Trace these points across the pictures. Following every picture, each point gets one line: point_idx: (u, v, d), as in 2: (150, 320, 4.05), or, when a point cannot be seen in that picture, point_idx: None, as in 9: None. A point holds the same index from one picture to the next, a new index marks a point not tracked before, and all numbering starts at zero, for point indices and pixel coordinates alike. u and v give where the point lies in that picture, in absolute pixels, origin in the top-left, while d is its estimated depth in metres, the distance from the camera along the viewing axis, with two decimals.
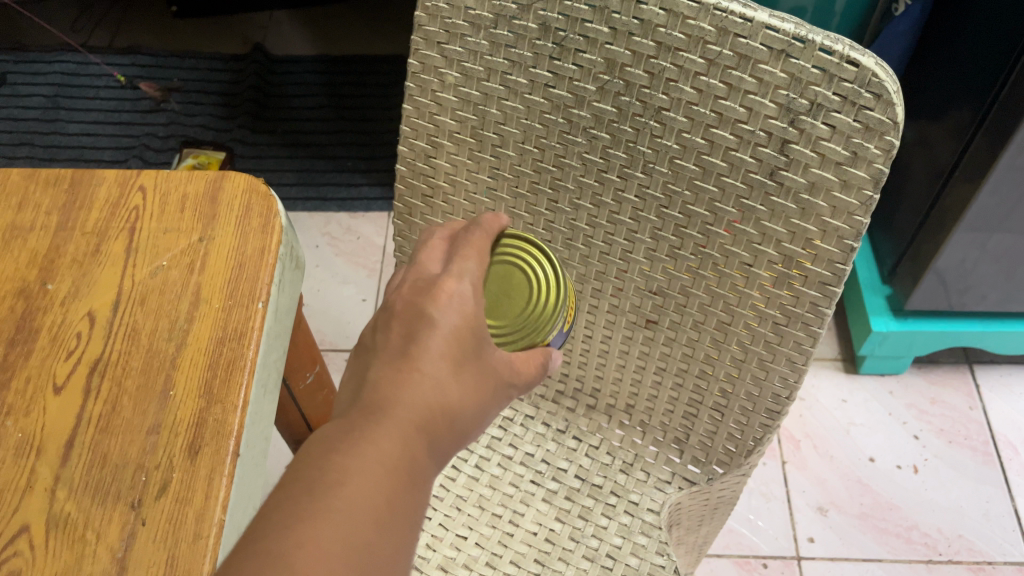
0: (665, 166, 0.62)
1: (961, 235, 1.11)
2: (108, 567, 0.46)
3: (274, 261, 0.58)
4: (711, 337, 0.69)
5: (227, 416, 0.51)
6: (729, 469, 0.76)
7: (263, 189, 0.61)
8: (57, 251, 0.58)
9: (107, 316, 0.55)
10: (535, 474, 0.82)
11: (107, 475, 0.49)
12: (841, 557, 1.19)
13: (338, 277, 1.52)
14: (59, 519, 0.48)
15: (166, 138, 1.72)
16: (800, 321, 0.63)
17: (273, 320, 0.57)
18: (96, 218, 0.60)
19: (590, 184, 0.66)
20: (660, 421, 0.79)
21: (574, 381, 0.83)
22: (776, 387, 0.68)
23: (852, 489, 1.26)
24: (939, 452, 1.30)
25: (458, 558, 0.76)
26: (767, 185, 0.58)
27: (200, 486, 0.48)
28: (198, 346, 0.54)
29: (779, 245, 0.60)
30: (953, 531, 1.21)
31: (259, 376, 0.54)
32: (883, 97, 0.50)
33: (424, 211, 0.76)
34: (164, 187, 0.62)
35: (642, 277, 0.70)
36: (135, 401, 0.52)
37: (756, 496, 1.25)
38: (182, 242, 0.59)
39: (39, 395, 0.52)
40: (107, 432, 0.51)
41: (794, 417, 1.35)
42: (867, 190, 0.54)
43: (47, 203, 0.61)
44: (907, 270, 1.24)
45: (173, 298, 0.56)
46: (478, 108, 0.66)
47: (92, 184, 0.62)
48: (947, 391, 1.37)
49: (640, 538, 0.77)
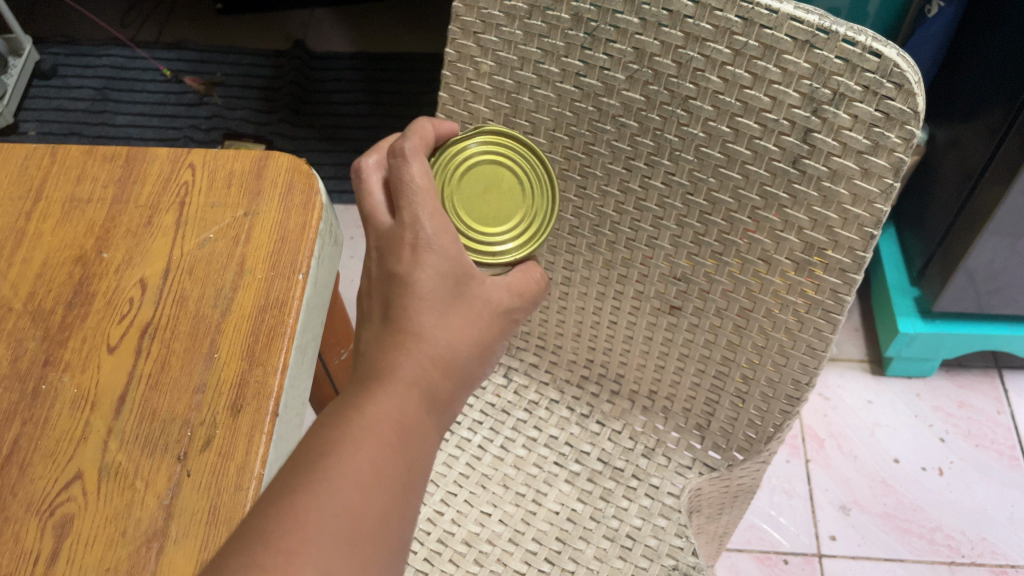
0: (690, 153, 0.64)
1: (989, 236, 1.12)
2: (156, 513, 0.49)
3: (314, 237, 0.61)
4: (734, 323, 0.71)
5: (268, 377, 0.54)
6: (749, 456, 0.78)
7: (306, 168, 0.64)
8: (113, 222, 0.62)
9: (158, 283, 0.59)
10: (558, 456, 0.84)
11: (156, 427, 0.52)
12: (863, 556, 1.19)
13: None
14: (111, 468, 0.51)
15: (209, 131, 1.77)
16: (820, 308, 0.64)
17: (312, 291, 0.60)
18: (149, 192, 0.64)
19: (618, 171, 0.68)
20: (682, 408, 0.80)
21: (598, 367, 0.85)
22: (796, 373, 0.69)
23: (876, 488, 1.27)
24: (965, 456, 1.29)
25: (482, 533, 0.78)
26: (790, 172, 0.60)
27: (241, 442, 0.52)
28: (242, 313, 0.57)
29: (801, 232, 0.62)
30: (976, 533, 1.21)
31: (298, 342, 0.57)
32: (904, 87, 0.52)
33: None
34: (212, 164, 0.65)
35: (667, 262, 0.71)
36: (182, 361, 0.55)
37: (778, 493, 1.27)
38: (228, 216, 0.62)
39: (94, 353, 0.56)
40: (156, 389, 0.54)
41: (819, 416, 1.35)
42: (887, 178, 0.56)
43: (104, 176, 0.65)
44: (935, 271, 1.25)
45: (219, 268, 0.59)
46: (512, 96, 0.68)
47: (145, 160, 0.65)
48: (975, 395, 1.37)
49: (660, 520, 0.79)
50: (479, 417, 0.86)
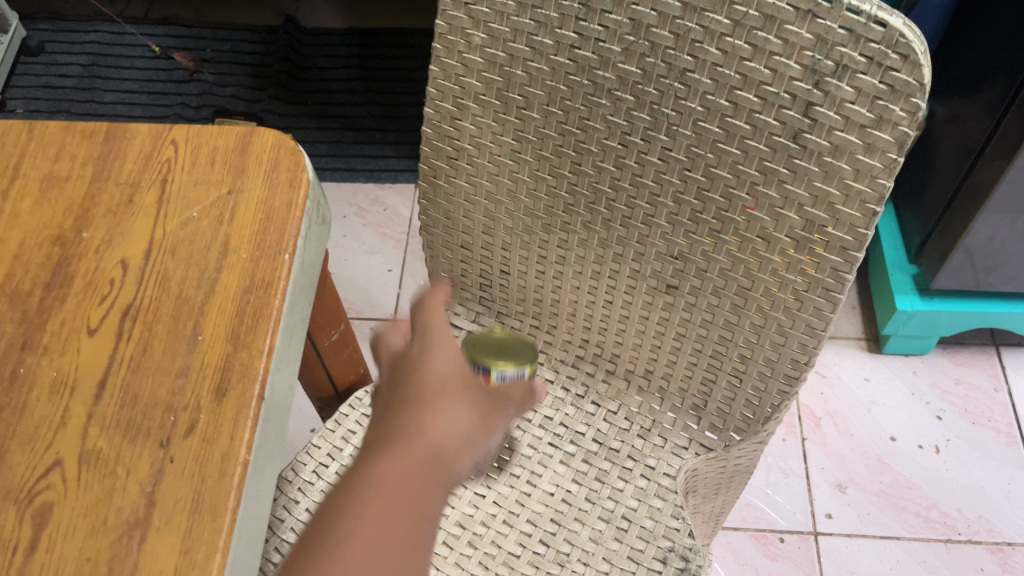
0: (688, 128, 0.62)
1: (989, 213, 1.10)
2: (138, 501, 0.48)
3: (301, 215, 0.59)
4: (731, 302, 0.69)
5: (253, 360, 0.53)
6: (746, 436, 0.77)
7: (292, 145, 0.63)
8: (93, 200, 0.60)
9: (139, 264, 0.57)
10: (553, 437, 0.83)
11: (137, 413, 0.51)
12: (859, 534, 1.19)
13: (365, 246, 1.54)
14: (91, 455, 0.49)
15: (198, 108, 1.75)
16: (820, 286, 0.63)
17: (299, 272, 0.58)
18: (129, 169, 0.62)
19: (613, 147, 0.66)
20: (679, 387, 0.79)
21: (593, 347, 0.83)
22: (795, 353, 0.68)
23: (872, 466, 1.26)
24: (962, 433, 1.29)
25: (476, 515, 0.77)
26: (790, 147, 0.58)
27: (226, 427, 0.50)
28: (226, 295, 0.55)
29: (802, 209, 0.60)
30: (973, 511, 1.21)
31: (284, 324, 0.56)
32: (910, 58, 0.50)
33: (448, 173, 0.76)
34: (195, 141, 0.63)
35: (663, 241, 0.69)
36: (164, 345, 0.54)
37: (774, 472, 1.26)
38: (211, 194, 0.60)
39: (73, 336, 0.54)
40: (138, 373, 0.53)
41: (815, 394, 1.35)
42: (891, 153, 0.54)
43: (83, 153, 0.62)
44: (934, 248, 1.23)
45: (203, 247, 0.58)
46: (504, 70, 0.66)
47: (126, 136, 0.63)
48: (973, 372, 1.36)
49: (655, 502, 0.78)
50: None
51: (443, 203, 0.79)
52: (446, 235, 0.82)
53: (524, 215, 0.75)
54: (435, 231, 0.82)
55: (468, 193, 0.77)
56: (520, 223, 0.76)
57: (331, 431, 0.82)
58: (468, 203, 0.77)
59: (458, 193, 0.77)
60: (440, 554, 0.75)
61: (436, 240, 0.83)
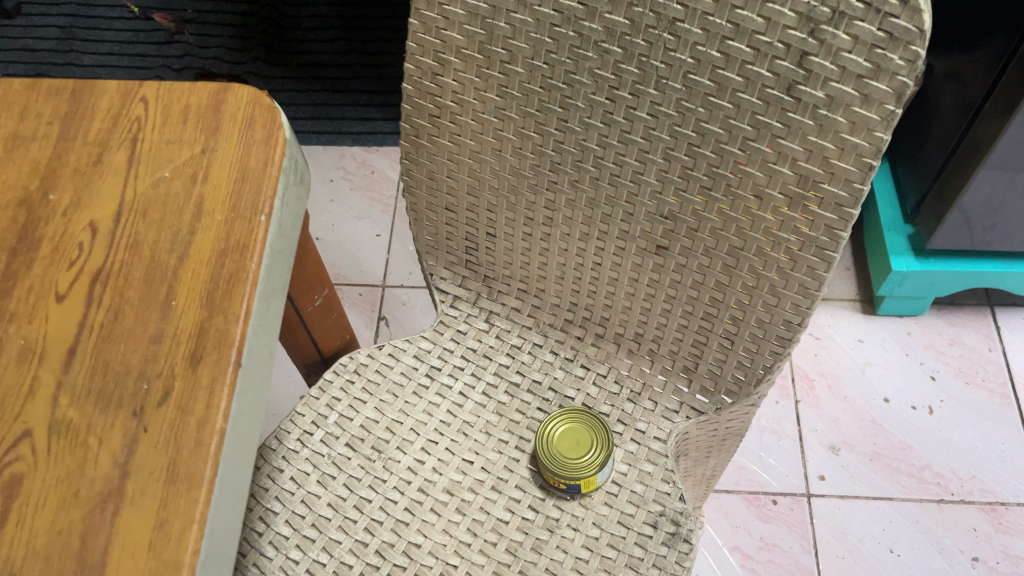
0: (678, 81, 0.60)
1: (987, 171, 1.08)
2: (111, 471, 0.46)
3: (278, 174, 0.57)
4: (723, 263, 0.67)
5: (229, 325, 0.51)
6: (738, 399, 0.76)
7: (267, 101, 0.60)
8: (59, 161, 0.58)
9: (109, 227, 0.55)
10: (541, 402, 0.82)
11: (109, 381, 0.49)
12: (852, 496, 1.19)
13: (353, 211, 1.51)
14: (62, 425, 0.48)
15: (180, 70, 1.71)
16: (814, 245, 0.61)
17: (276, 233, 0.56)
18: (98, 128, 0.59)
19: (600, 102, 0.64)
20: (669, 350, 0.77)
21: (582, 311, 0.81)
22: (788, 314, 0.66)
23: (865, 428, 1.25)
24: (956, 393, 1.28)
25: (464, 482, 0.76)
26: (784, 100, 0.56)
27: (202, 395, 0.49)
28: (201, 258, 0.53)
29: (795, 164, 0.58)
30: (966, 471, 1.20)
31: (261, 288, 0.54)
32: (910, 3, 0.48)
33: (431, 131, 0.74)
34: (166, 98, 0.61)
35: (653, 200, 0.67)
36: (136, 310, 0.52)
37: (767, 434, 1.25)
38: (184, 154, 0.58)
39: (42, 302, 0.52)
40: (109, 340, 0.51)
41: (809, 356, 1.34)
42: (889, 104, 0.52)
43: (49, 112, 0.60)
44: (930, 207, 1.21)
45: (175, 209, 0.56)
46: (487, 22, 0.64)
47: (93, 94, 0.61)
48: (967, 332, 1.35)
49: (646, 466, 0.77)
50: (460, 363, 0.84)
51: (426, 162, 0.77)
52: (431, 196, 0.80)
53: (509, 174, 0.73)
54: (419, 191, 0.80)
55: (452, 152, 0.74)
56: (506, 183, 0.74)
57: (315, 398, 0.80)
58: (452, 163, 0.75)
59: (442, 152, 0.75)
60: (428, 521, 0.74)
61: (420, 201, 0.81)
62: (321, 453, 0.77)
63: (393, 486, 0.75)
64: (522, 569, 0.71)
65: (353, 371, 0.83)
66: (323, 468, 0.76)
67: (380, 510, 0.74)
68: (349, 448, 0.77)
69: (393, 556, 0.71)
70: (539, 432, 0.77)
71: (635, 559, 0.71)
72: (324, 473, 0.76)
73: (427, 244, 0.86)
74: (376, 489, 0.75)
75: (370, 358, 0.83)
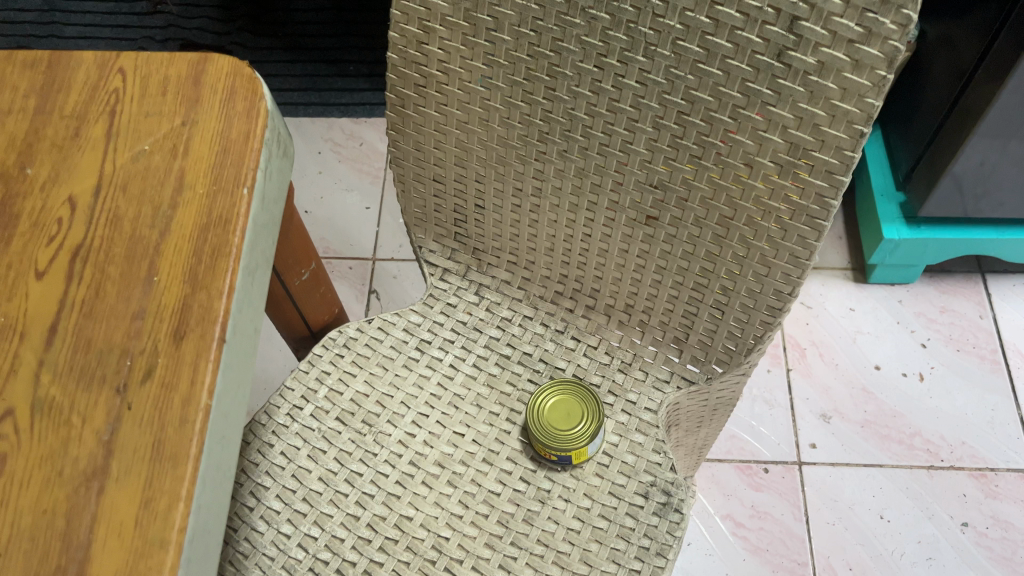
0: (667, 48, 0.58)
1: (980, 137, 1.07)
2: (94, 449, 0.46)
3: (260, 146, 0.56)
4: (713, 233, 0.67)
5: (212, 301, 0.50)
6: (728, 369, 0.76)
7: (248, 71, 0.59)
8: (36, 135, 0.57)
9: (89, 202, 0.54)
10: (532, 374, 0.82)
11: (92, 358, 0.49)
12: (842, 463, 1.19)
13: (342, 183, 1.50)
14: (44, 403, 0.47)
15: (164, 42, 1.68)
16: (804, 214, 0.61)
17: (259, 207, 0.55)
18: (75, 101, 0.58)
19: (589, 70, 0.63)
20: (660, 321, 0.77)
21: (572, 282, 0.80)
22: (778, 284, 0.66)
23: (856, 396, 1.26)
24: (946, 360, 1.29)
25: (455, 454, 0.76)
26: (774, 67, 0.55)
27: (186, 372, 0.48)
28: (183, 233, 0.53)
29: (786, 132, 0.57)
30: (956, 438, 1.21)
31: (244, 262, 0.53)
32: None
33: (417, 102, 0.73)
34: (144, 69, 0.59)
35: (643, 169, 0.66)
36: (118, 287, 0.51)
37: (759, 403, 1.26)
38: (164, 126, 0.57)
39: (22, 280, 0.51)
40: (90, 317, 0.50)
41: (801, 324, 1.34)
42: (880, 70, 0.51)
43: (25, 85, 0.59)
44: (922, 174, 1.21)
45: (156, 183, 0.55)
46: None
47: (69, 65, 0.59)
48: (958, 299, 1.35)
49: (637, 437, 0.77)
50: (450, 336, 0.84)
51: (412, 133, 0.76)
52: (418, 167, 0.79)
53: (497, 144, 0.72)
54: (406, 163, 0.79)
55: (439, 123, 0.73)
56: (494, 154, 0.73)
57: (304, 372, 0.80)
58: (439, 133, 0.74)
59: (429, 122, 0.74)
60: (420, 494, 0.74)
61: (407, 172, 0.80)
62: (311, 428, 0.76)
63: (384, 460, 0.75)
64: (514, 540, 0.71)
65: (342, 345, 0.82)
66: (313, 443, 0.76)
67: (371, 484, 0.74)
68: (340, 423, 0.77)
69: (385, 529, 0.71)
70: (528, 405, 0.77)
71: (627, 530, 0.71)
72: (315, 448, 0.75)
73: (415, 216, 0.85)
74: (367, 463, 0.75)
75: (359, 332, 0.83)
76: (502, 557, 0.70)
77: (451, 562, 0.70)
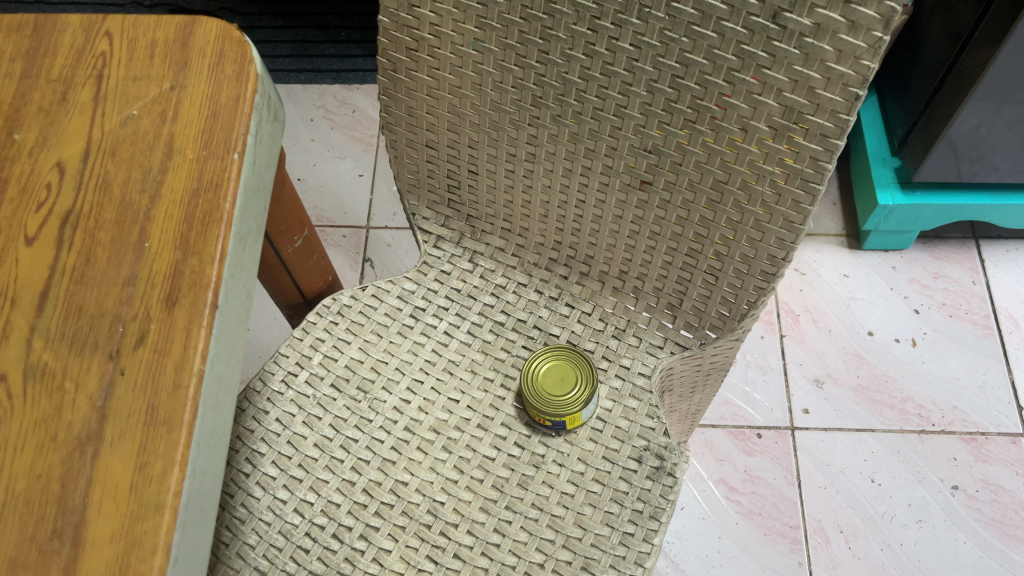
0: (661, 10, 0.58)
1: (976, 102, 1.07)
2: (88, 415, 0.46)
3: (250, 111, 0.55)
4: (707, 198, 0.66)
5: (204, 267, 0.50)
6: (722, 334, 0.76)
7: (237, 35, 0.58)
8: (23, 99, 0.56)
9: (78, 166, 0.54)
10: (526, 340, 0.82)
11: (83, 324, 0.48)
12: (835, 428, 1.20)
13: (334, 151, 1.49)
14: (37, 369, 0.47)
15: (153, 7, 1.66)
16: (798, 177, 0.60)
17: (250, 172, 0.55)
18: (61, 65, 0.57)
19: (582, 33, 0.62)
20: (654, 287, 0.77)
21: (566, 249, 0.80)
22: (772, 249, 0.66)
23: (849, 361, 1.27)
24: (938, 326, 1.29)
25: (450, 420, 0.76)
26: (769, 29, 0.54)
27: (178, 337, 0.48)
28: (173, 198, 0.52)
29: (780, 95, 0.57)
30: (947, 402, 1.22)
31: (236, 228, 0.53)
32: None
33: (409, 66, 0.72)
34: (131, 32, 0.58)
35: (637, 134, 0.66)
36: (108, 252, 0.51)
37: (752, 368, 1.26)
38: (152, 90, 0.56)
39: (12, 246, 0.51)
40: (81, 283, 0.50)
41: (794, 291, 1.34)
42: (876, 32, 0.51)
43: (11, 49, 0.58)
44: (918, 139, 1.20)
45: (145, 148, 0.54)
46: None
47: (54, 29, 0.58)
48: (952, 265, 1.35)
49: (631, 402, 0.77)
50: (444, 304, 0.84)
51: (404, 98, 0.75)
52: (410, 133, 0.78)
53: (490, 109, 0.71)
54: (398, 128, 0.78)
55: (431, 87, 0.73)
56: (486, 118, 0.72)
57: (298, 340, 0.80)
58: (432, 98, 0.74)
59: (421, 87, 0.73)
60: (415, 460, 0.74)
61: (400, 138, 0.79)
62: (307, 395, 0.77)
63: (379, 426, 0.76)
64: (509, 504, 0.71)
65: (336, 312, 0.82)
66: (308, 409, 0.76)
67: (366, 450, 0.74)
68: (334, 389, 0.77)
69: (380, 494, 0.72)
70: (522, 369, 0.77)
71: (620, 494, 0.72)
72: (310, 414, 0.76)
73: (408, 182, 0.84)
74: (362, 430, 0.75)
75: (353, 300, 0.83)
76: (497, 521, 0.71)
77: (446, 526, 0.71)
